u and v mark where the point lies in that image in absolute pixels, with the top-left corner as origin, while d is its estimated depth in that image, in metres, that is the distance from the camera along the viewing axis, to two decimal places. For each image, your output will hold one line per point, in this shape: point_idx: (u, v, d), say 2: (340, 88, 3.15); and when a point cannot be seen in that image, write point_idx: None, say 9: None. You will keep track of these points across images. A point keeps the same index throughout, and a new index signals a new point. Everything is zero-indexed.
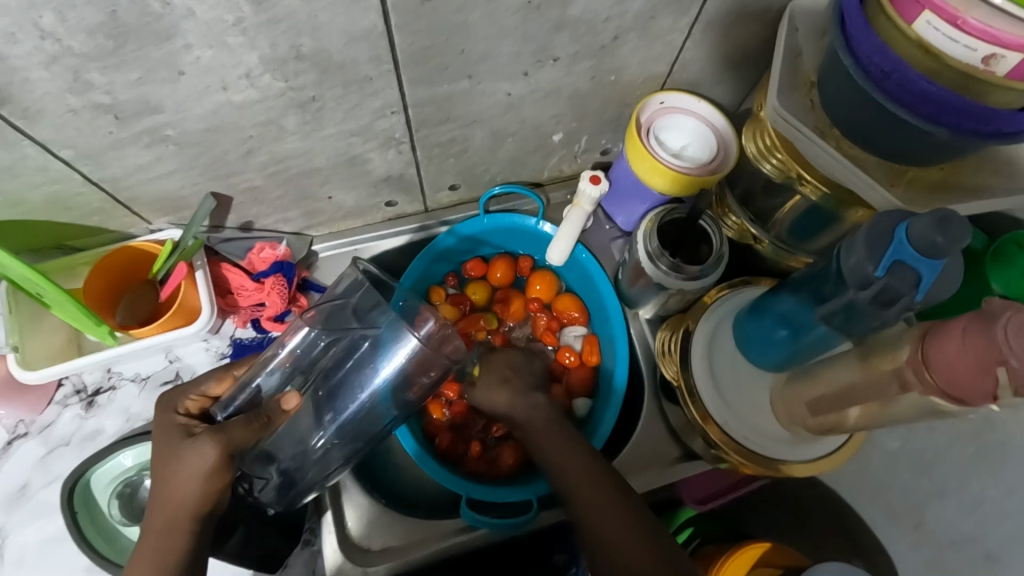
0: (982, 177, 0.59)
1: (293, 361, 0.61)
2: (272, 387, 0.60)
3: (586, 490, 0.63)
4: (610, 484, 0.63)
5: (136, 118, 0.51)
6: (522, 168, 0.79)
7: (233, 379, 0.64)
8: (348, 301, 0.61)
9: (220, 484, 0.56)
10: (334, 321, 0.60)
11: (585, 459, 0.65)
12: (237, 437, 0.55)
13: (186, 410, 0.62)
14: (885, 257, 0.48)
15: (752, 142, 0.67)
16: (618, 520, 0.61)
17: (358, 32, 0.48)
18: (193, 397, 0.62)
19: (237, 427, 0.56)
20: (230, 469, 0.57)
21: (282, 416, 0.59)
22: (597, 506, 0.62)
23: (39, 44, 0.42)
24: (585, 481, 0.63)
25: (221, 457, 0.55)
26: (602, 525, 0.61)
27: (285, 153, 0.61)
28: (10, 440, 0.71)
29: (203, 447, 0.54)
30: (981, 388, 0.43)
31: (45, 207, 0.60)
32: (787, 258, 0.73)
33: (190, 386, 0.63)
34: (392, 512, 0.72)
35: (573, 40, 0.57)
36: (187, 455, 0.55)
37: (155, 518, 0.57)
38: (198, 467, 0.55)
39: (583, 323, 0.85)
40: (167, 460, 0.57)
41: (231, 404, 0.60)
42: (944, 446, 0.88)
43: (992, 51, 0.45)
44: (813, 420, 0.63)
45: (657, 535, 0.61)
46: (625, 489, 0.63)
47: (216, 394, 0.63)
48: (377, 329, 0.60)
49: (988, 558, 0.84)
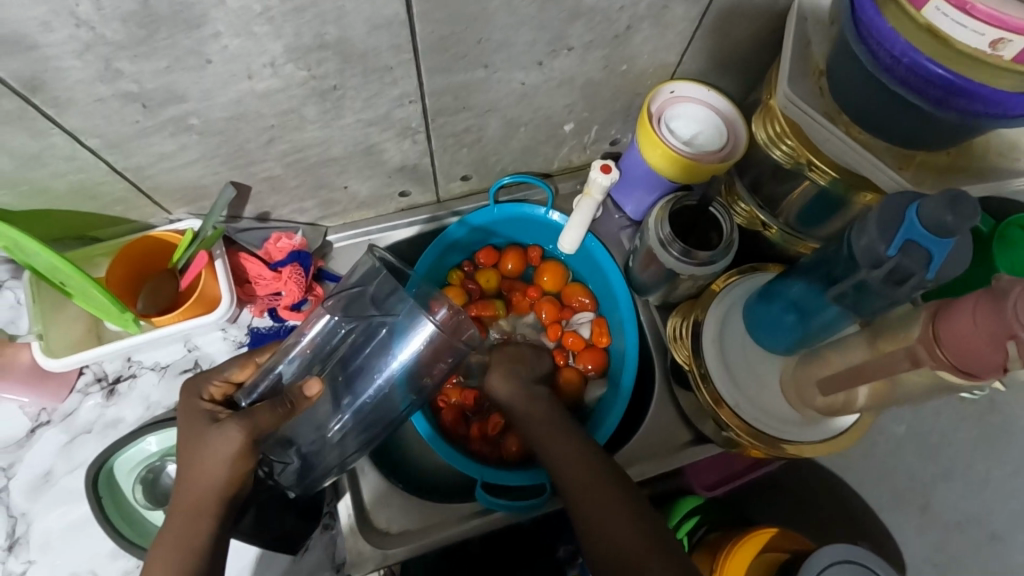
0: (989, 161, 0.60)
1: (314, 348, 0.62)
2: (293, 373, 0.61)
3: (585, 487, 0.62)
4: (610, 481, 0.62)
5: (162, 106, 0.52)
6: (533, 158, 0.80)
7: (255, 366, 0.64)
8: (366, 289, 0.61)
9: (244, 469, 0.57)
10: (354, 309, 0.61)
11: (585, 455, 0.65)
12: (262, 422, 0.56)
13: (210, 396, 0.61)
14: (897, 236, 0.49)
15: (763, 129, 0.68)
16: (616, 517, 0.60)
17: (381, 20, 0.49)
18: (216, 383, 0.62)
19: (262, 413, 0.56)
20: (255, 454, 0.57)
21: (305, 403, 0.59)
22: (596, 502, 0.61)
23: (73, 33, 0.43)
24: (585, 477, 0.63)
25: (246, 442, 0.55)
26: (600, 522, 0.60)
27: (304, 142, 0.62)
28: (34, 428, 0.72)
29: (227, 432, 0.55)
30: (992, 360, 0.45)
31: (69, 195, 0.61)
32: (796, 243, 0.75)
33: (213, 372, 0.63)
34: (410, 496, 0.74)
35: (588, 29, 0.59)
36: (211, 441, 0.55)
37: (180, 503, 0.57)
38: (221, 453, 0.55)
39: (591, 309, 0.87)
40: (189, 447, 0.57)
41: (254, 390, 0.61)
42: (950, 429, 0.91)
43: (999, 35, 0.45)
44: (823, 401, 0.64)
45: (659, 531, 0.60)
46: (626, 485, 0.63)
47: (239, 380, 0.63)
48: (395, 316, 0.61)
49: (992, 538, 0.87)
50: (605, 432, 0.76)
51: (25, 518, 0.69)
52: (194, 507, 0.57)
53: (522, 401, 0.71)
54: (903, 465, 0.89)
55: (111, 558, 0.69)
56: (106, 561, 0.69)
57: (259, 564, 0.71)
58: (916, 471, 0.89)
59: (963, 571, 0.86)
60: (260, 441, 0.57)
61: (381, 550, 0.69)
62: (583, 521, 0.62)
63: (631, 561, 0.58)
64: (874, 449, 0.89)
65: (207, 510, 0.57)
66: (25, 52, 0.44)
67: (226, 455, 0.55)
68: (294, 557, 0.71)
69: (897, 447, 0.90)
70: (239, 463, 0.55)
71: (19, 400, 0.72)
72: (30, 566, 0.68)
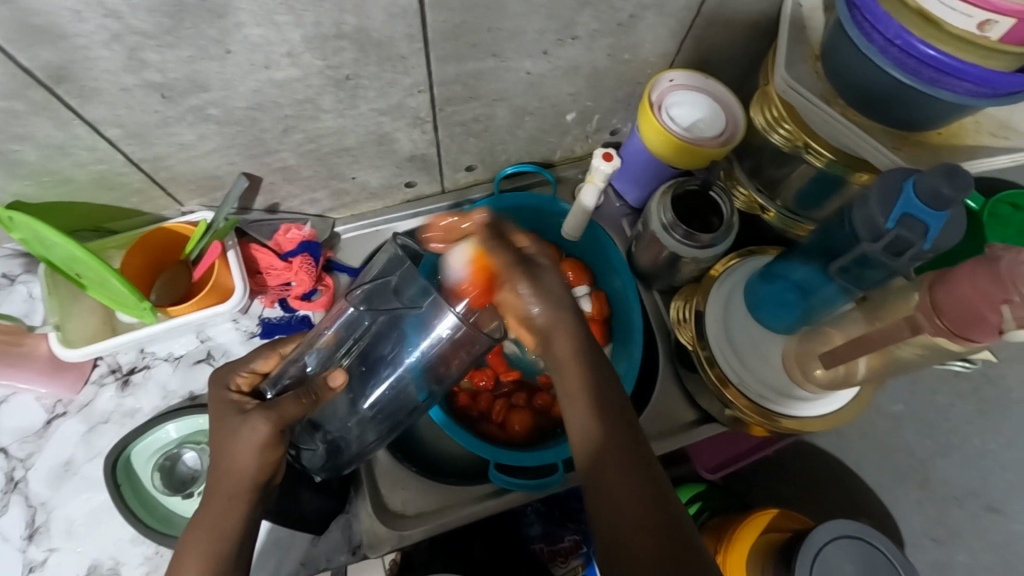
0: (982, 139, 0.63)
1: (338, 338, 0.62)
2: (317, 365, 0.61)
3: (613, 478, 0.51)
4: (647, 474, 0.51)
5: (183, 96, 0.54)
6: (537, 147, 0.82)
7: (280, 357, 0.63)
8: (390, 279, 0.58)
9: (273, 457, 0.55)
10: (379, 301, 0.59)
11: (624, 436, 0.53)
12: (288, 413, 0.55)
13: (237, 386, 0.60)
14: (894, 210, 0.52)
15: (760, 114, 0.70)
16: (647, 518, 0.49)
17: (397, 9, 0.51)
18: (243, 374, 0.61)
19: (289, 404, 0.55)
20: (282, 443, 0.56)
21: (326, 394, 0.59)
22: (619, 497, 0.50)
23: (102, 23, 0.45)
24: (613, 467, 0.51)
25: (274, 432, 0.54)
26: (627, 528, 0.50)
27: (318, 132, 0.64)
28: (50, 419, 0.73)
29: (253, 424, 0.54)
30: (988, 324, 0.47)
31: (89, 186, 0.63)
32: (794, 226, 0.77)
33: (238, 365, 0.62)
34: (425, 479, 0.75)
35: (594, 17, 0.61)
36: (238, 432, 0.54)
37: (212, 495, 0.55)
38: (249, 443, 0.54)
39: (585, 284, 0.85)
40: (217, 440, 0.55)
41: (280, 381, 0.60)
42: (946, 406, 0.94)
43: (987, 17, 0.48)
44: (824, 374, 0.66)
45: (683, 543, 0.48)
46: (656, 485, 0.51)
47: (264, 370, 0.62)
48: (418, 307, 0.58)
49: (989, 508, 0.90)
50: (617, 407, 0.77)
51: (46, 506, 0.71)
52: (228, 495, 0.55)
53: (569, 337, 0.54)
54: (901, 442, 0.92)
55: (132, 544, 0.70)
56: (127, 547, 0.70)
57: (279, 547, 0.73)
58: (913, 446, 0.92)
59: (960, 541, 0.89)
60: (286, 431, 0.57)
61: (398, 532, 0.71)
62: (603, 519, 0.51)
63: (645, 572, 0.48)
64: (873, 427, 0.92)
65: (242, 498, 0.55)
66: (56, 42, 0.45)
67: (255, 444, 0.54)
68: (313, 539, 0.73)
69: (895, 424, 0.93)
70: (267, 451, 0.54)
71: (37, 392, 0.73)
72: (52, 554, 0.69)
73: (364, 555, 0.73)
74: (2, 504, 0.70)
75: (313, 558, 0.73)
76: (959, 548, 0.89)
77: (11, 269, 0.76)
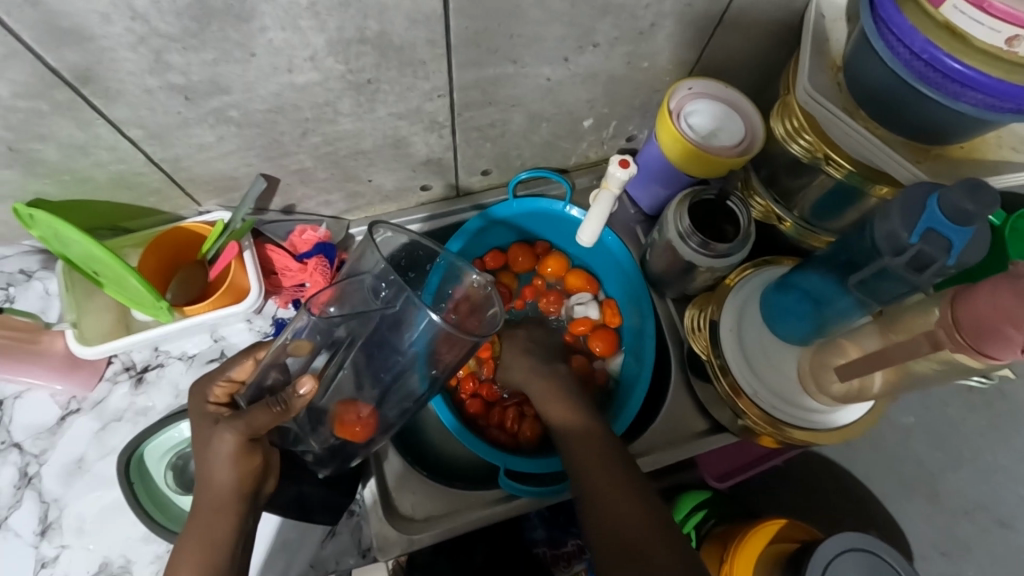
0: (1001, 154, 0.62)
1: (314, 343, 0.57)
2: (300, 368, 0.58)
3: (609, 495, 0.58)
4: (639, 492, 0.58)
5: (205, 98, 0.54)
6: (552, 153, 0.82)
7: (255, 362, 0.61)
8: (367, 277, 0.56)
9: (252, 464, 0.55)
10: (356, 301, 0.56)
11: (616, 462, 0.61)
12: (257, 422, 0.54)
13: (215, 398, 0.60)
14: (919, 224, 0.51)
15: (780, 124, 0.70)
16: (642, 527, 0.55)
17: (420, 16, 0.51)
18: (221, 383, 0.61)
19: (258, 413, 0.54)
20: (258, 449, 0.56)
21: (298, 401, 0.55)
22: (599, 472, 0.60)
23: (129, 26, 0.45)
24: (593, 452, 0.63)
25: (242, 441, 0.54)
26: (628, 533, 0.55)
27: (336, 135, 0.64)
28: (65, 415, 0.74)
29: (221, 434, 0.54)
30: (1009, 340, 0.47)
31: (108, 185, 0.63)
32: (810, 237, 0.77)
33: (218, 373, 0.62)
34: (434, 483, 0.75)
35: (614, 25, 0.61)
36: (210, 443, 0.55)
37: (200, 508, 0.56)
38: (220, 455, 0.54)
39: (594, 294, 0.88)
40: (198, 453, 0.56)
41: (257, 389, 0.58)
42: (958, 419, 0.93)
43: (1014, 32, 0.48)
44: (839, 388, 0.65)
45: (655, 507, 0.57)
46: (630, 463, 0.61)
47: (242, 378, 0.61)
48: (397, 307, 0.54)
49: (1000, 523, 0.90)
50: (623, 422, 0.76)
51: (57, 503, 0.71)
52: (215, 508, 0.55)
53: (558, 392, 0.72)
54: (912, 454, 0.92)
55: (142, 542, 0.70)
56: (137, 545, 0.70)
57: (288, 548, 0.73)
58: (923, 459, 0.91)
59: (969, 554, 0.89)
60: (261, 437, 0.56)
61: (407, 535, 0.71)
62: (602, 527, 0.56)
63: (624, 528, 0.55)
64: (884, 439, 0.92)
65: (229, 508, 0.55)
66: (82, 44, 0.45)
67: (226, 454, 0.54)
68: (323, 540, 0.73)
69: (906, 437, 0.92)
70: (242, 461, 0.55)
71: (52, 388, 0.74)
72: (63, 551, 0.69)
73: (374, 557, 0.73)
74: (16, 499, 0.71)
75: (322, 560, 0.73)
76: (968, 562, 0.88)
77: (28, 265, 0.76)
